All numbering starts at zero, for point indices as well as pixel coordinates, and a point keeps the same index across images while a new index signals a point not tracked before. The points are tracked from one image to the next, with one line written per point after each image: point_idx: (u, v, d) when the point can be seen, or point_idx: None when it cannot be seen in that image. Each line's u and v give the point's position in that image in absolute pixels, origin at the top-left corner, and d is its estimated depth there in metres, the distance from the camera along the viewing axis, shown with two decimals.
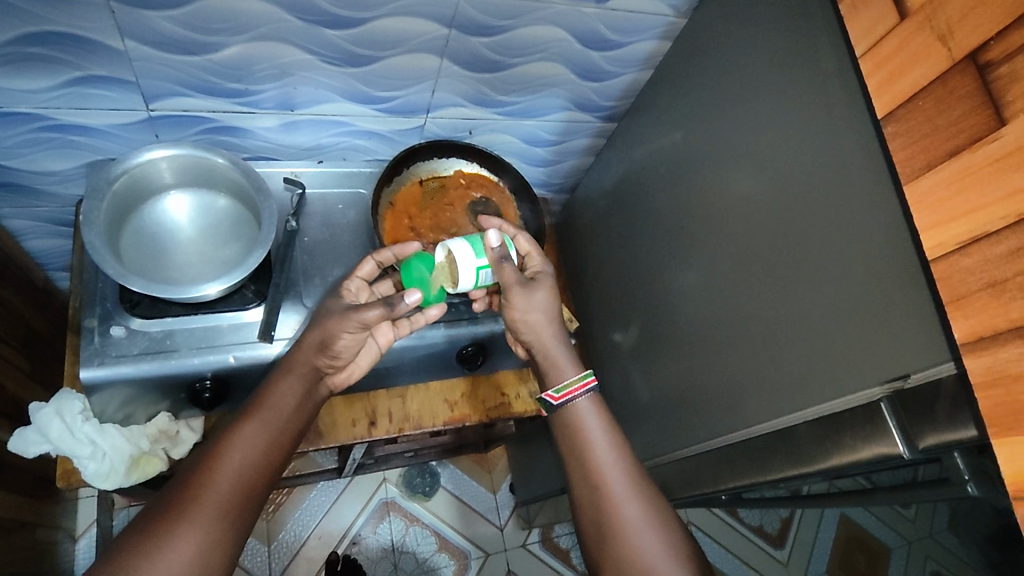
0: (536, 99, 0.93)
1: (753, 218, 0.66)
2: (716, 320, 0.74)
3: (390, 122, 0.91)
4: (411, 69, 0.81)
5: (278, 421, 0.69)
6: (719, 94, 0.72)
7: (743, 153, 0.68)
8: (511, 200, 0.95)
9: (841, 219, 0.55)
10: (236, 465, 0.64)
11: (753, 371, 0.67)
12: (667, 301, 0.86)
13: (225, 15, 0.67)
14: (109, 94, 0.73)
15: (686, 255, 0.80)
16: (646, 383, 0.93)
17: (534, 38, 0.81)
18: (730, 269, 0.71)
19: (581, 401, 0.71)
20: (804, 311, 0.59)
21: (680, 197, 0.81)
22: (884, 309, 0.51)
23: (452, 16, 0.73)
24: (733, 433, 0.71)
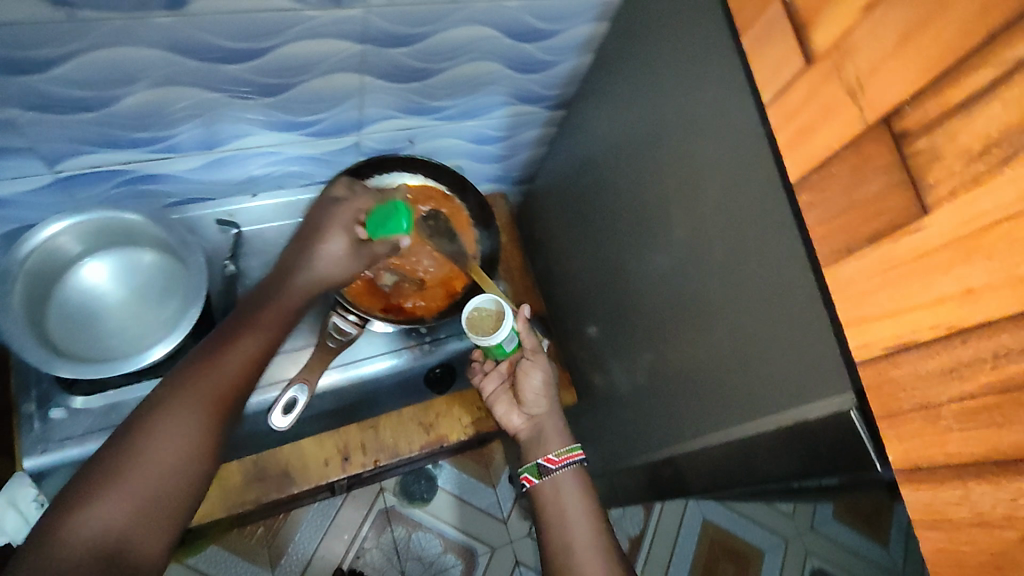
0: (474, 99, 0.88)
1: (687, 219, 0.62)
2: (672, 325, 0.70)
3: (321, 145, 0.84)
4: (330, 91, 0.75)
5: (246, 352, 0.60)
6: (655, 85, 0.66)
7: (680, 149, 0.62)
8: (461, 207, 0.90)
9: (770, 229, 0.49)
10: (197, 400, 0.55)
11: (707, 383, 0.63)
12: (631, 299, 0.82)
13: (110, 66, 0.61)
14: (7, 164, 0.67)
15: (643, 253, 0.76)
16: (621, 381, 0.89)
17: (457, 41, 0.75)
18: (680, 273, 0.65)
19: (567, 469, 0.73)
20: (738, 322, 0.55)
21: (631, 192, 0.76)
22: (804, 324, 0.47)
23: (363, 31, 0.67)
24: (695, 439, 0.68)
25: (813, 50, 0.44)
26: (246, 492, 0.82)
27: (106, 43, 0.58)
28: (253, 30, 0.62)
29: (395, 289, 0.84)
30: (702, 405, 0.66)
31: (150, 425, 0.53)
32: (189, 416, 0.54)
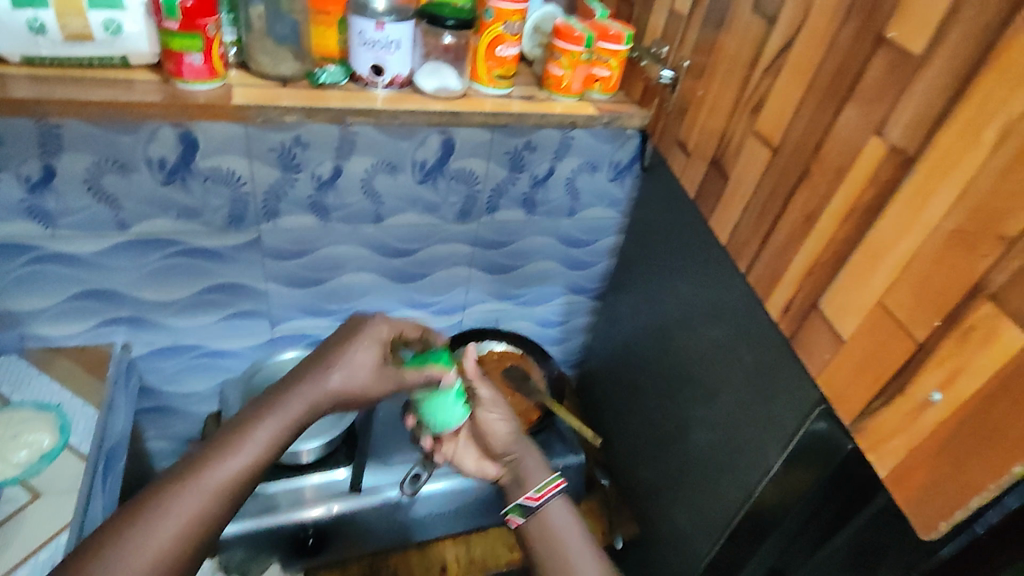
0: (540, 290, 1.26)
1: (702, 330, 0.92)
2: (708, 417, 0.93)
3: (438, 321, 1.22)
4: (449, 279, 1.16)
5: (204, 510, 0.62)
6: (673, 270, 1.00)
7: (689, 295, 0.96)
8: (535, 364, 1.21)
9: (751, 307, 0.81)
10: (152, 548, 0.58)
11: (742, 444, 0.85)
12: (681, 440, 1.01)
13: (329, 259, 1.03)
14: (247, 323, 1.06)
15: (675, 376, 1.02)
16: (682, 517, 1.01)
17: (531, 246, 1.17)
18: (722, 407, 0.89)
19: (552, 500, 0.80)
20: (748, 380, 0.82)
21: (661, 336, 1.06)
22: (784, 356, 0.75)
23: (474, 237, 1.11)
24: (745, 502, 0.84)
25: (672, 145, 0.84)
26: None
27: (330, 243, 1.01)
28: (414, 236, 1.06)
29: None
30: (751, 491, 0.83)
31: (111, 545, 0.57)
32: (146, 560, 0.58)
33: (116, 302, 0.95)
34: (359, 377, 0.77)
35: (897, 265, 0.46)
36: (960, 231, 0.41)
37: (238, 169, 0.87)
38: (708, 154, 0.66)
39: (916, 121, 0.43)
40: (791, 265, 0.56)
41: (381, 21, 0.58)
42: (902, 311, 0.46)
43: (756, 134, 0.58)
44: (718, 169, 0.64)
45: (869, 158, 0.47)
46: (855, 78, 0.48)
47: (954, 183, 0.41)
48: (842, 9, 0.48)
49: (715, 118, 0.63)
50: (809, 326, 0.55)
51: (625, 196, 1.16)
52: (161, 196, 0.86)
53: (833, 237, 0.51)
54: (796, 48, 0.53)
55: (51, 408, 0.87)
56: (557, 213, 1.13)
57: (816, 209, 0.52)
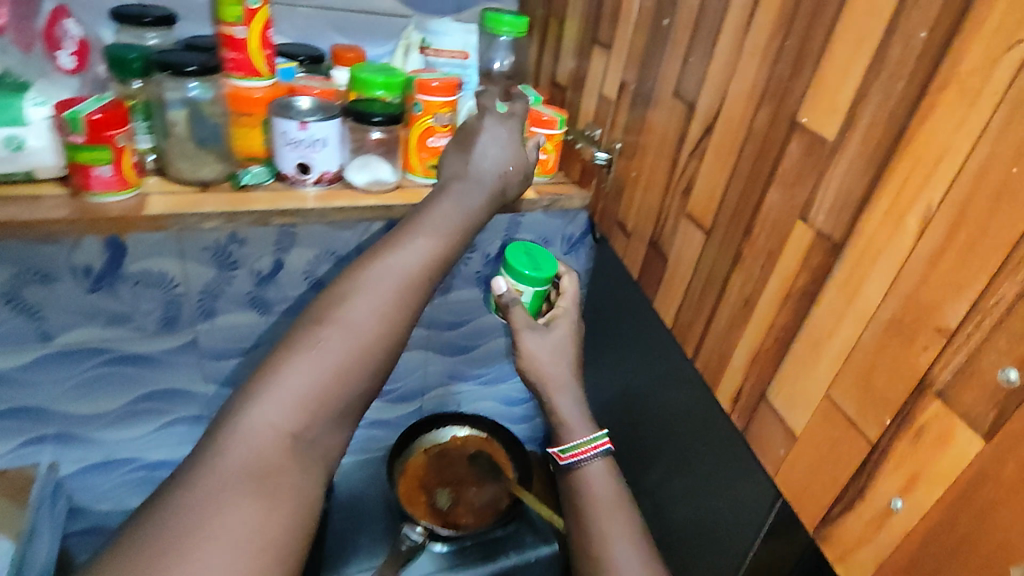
0: (502, 367, 1.22)
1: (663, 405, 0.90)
2: (682, 498, 0.88)
3: (398, 409, 1.17)
4: (406, 365, 1.12)
5: (378, 313, 0.53)
6: (629, 339, 0.96)
7: (642, 369, 0.94)
8: (500, 447, 1.15)
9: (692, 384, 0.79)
10: (274, 408, 0.47)
11: (718, 523, 0.80)
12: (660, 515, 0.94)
13: None
14: (187, 429, 0.99)
15: (642, 453, 0.98)
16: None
17: (488, 325, 1.14)
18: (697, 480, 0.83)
19: (595, 465, 0.69)
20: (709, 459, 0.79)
21: (620, 410, 1.03)
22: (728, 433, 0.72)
23: (429, 320, 1.08)
24: None
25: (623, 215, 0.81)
26: None
27: (274, 337, 0.96)
28: None
29: (449, 508, 1.04)
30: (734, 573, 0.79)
31: (252, 404, 0.47)
32: (264, 427, 0.46)
33: (43, 419, 0.88)
34: (386, 300, 0.53)
35: (839, 357, 0.42)
36: (897, 322, 0.38)
37: (171, 271, 0.83)
38: (646, 234, 0.65)
39: (837, 206, 0.42)
40: (736, 352, 0.52)
41: (304, 121, 0.58)
42: (850, 404, 0.42)
43: (687, 215, 0.57)
44: (657, 250, 0.63)
45: (796, 243, 0.45)
46: (773, 163, 0.47)
47: (886, 268, 0.39)
48: (755, 95, 0.48)
49: (651, 198, 0.63)
50: (761, 417, 0.51)
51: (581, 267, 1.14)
52: (90, 304, 0.81)
53: (772, 324, 0.48)
54: (715, 132, 0.53)
55: None
56: None
57: (752, 294, 0.50)
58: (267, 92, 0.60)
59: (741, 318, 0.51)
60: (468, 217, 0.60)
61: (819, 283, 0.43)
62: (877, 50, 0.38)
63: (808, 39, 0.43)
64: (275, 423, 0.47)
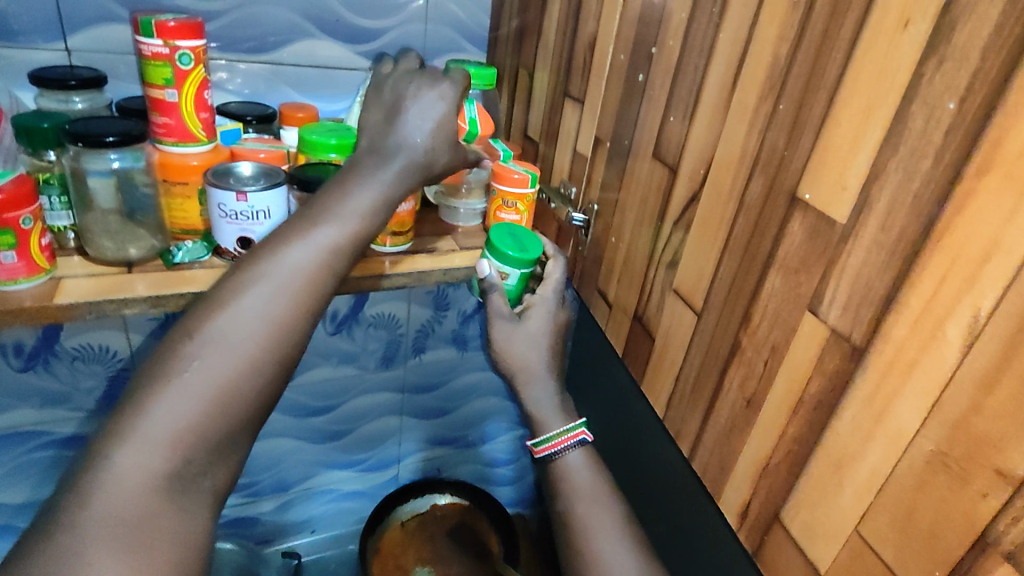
0: (484, 428, 1.14)
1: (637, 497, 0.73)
2: None
3: (370, 478, 1.08)
4: (379, 431, 1.04)
5: (294, 293, 0.42)
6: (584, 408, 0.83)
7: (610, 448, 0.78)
8: (483, 517, 1.06)
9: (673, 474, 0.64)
10: (172, 419, 0.36)
11: None
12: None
13: None
14: None
15: None
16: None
17: (468, 385, 1.07)
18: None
19: (573, 457, 0.55)
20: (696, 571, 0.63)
21: None
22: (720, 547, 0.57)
23: (403, 383, 1.01)
24: None
25: None
26: None
27: None
28: (333, 392, 0.95)
29: None
30: None
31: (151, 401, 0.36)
32: (156, 442, 0.35)
33: None
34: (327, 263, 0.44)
35: (869, 484, 0.37)
36: (941, 455, 0.33)
37: (113, 344, 0.76)
38: (630, 308, 0.59)
39: (853, 302, 0.36)
40: (740, 462, 0.47)
41: (243, 191, 0.53)
42: (888, 548, 0.36)
43: (675, 293, 0.52)
44: (643, 327, 0.57)
45: (806, 338, 0.40)
46: (771, 244, 0.41)
47: (921, 390, 0.33)
48: (745, 164, 0.43)
49: (632, 270, 0.58)
50: (774, 541, 0.44)
51: None
52: (24, 385, 0.74)
53: (783, 434, 0.42)
54: (701, 202, 0.48)
55: None
56: None
57: (755, 391, 0.44)
58: (204, 157, 0.56)
59: (744, 419, 0.45)
60: (407, 188, 0.50)
61: (839, 393, 0.38)
62: (893, 123, 0.34)
63: (806, 105, 0.38)
64: (171, 435, 0.36)
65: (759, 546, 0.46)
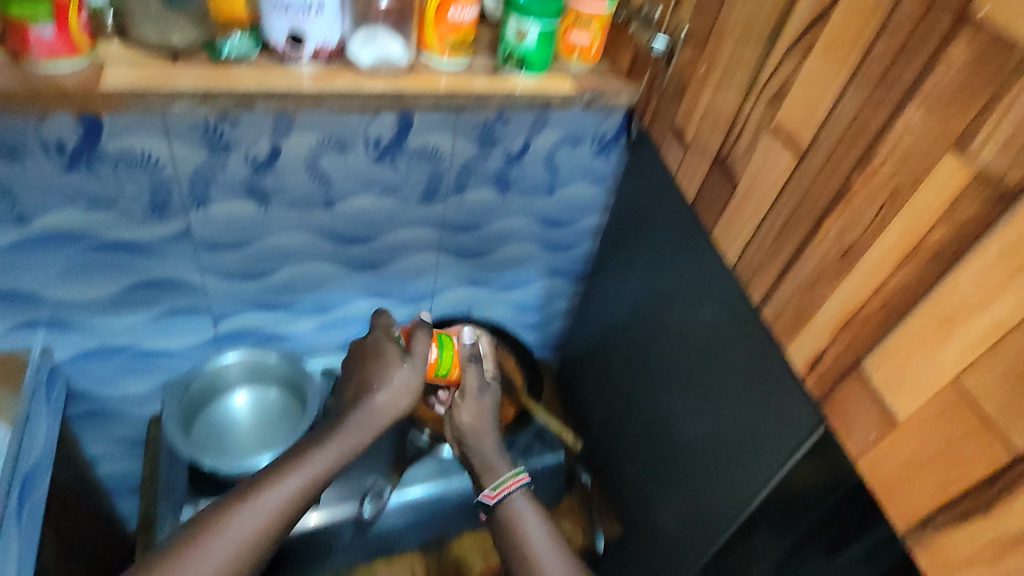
0: (516, 274, 1.15)
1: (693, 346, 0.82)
2: (704, 432, 0.84)
3: (403, 310, 1.12)
4: (415, 266, 1.05)
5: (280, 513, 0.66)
6: (650, 252, 0.91)
7: (668, 284, 0.87)
8: (511, 355, 1.10)
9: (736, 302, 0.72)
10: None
11: (737, 460, 0.78)
12: (661, 432, 0.96)
13: (276, 250, 0.91)
14: (187, 320, 0.94)
15: (665, 386, 0.92)
16: (668, 513, 0.96)
17: (506, 229, 1.06)
18: (711, 408, 0.80)
19: (515, 495, 0.76)
20: (741, 396, 0.74)
21: (649, 343, 0.95)
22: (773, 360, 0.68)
23: (441, 221, 0.99)
24: (743, 509, 0.78)
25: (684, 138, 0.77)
26: None
27: (274, 231, 0.89)
28: (372, 221, 0.94)
29: None
30: (750, 498, 0.76)
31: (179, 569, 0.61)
32: None
33: (32, 304, 0.83)
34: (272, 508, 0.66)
35: (981, 341, 0.44)
36: None
37: (157, 151, 0.74)
38: (710, 152, 0.72)
39: (1016, 141, 0.40)
40: (822, 312, 0.57)
41: None
42: (991, 403, 0.43)
43: (773, 130, 0.61)
44: (726, 175, 0.69)
45: (943, 178, 0.45)
46: (915, 76, 0.47)
47: None
48: None
49: (731, 97, 0.67)
50: (847, 387, 0.55)
51: (610, 170, 1.03)
52: (69, 184, 0.73)
53: (886, 283, 0.50)
54: (830, 27, 0.54)
55: None
56: (533, 192, 1.02)
57: (853, 240, 0.53)
58: None
59: (841, 263, 0.55)
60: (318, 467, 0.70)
61: (972, 239, 0.44)
62: None
63: None
64: None
65: (829, 391, 0.58)
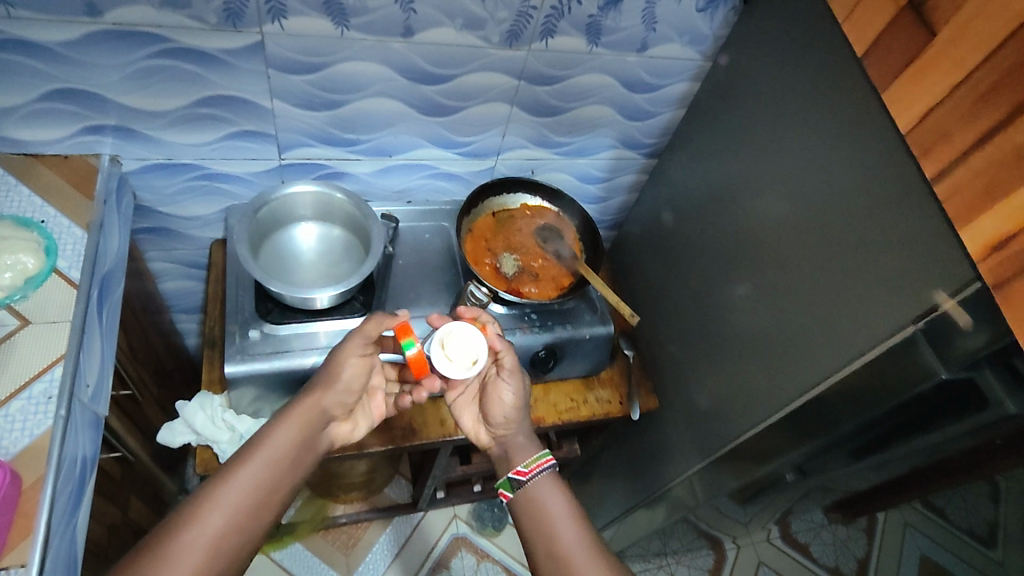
0: (588, 139, 1.09)
1: (783, 229, 0.79)
2: (770, 317, 0.83)
3: (468, 164, 1.07)
4: (487, 117, 0.99)
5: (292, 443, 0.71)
6: (754, 124, 0.85)
7: (771, 161, 0.81)
8: (571, 225, 1.08)
9: (860, 182, 0.68)
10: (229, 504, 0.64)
11: (808, 347, 0.77)
12: (712, 320, 0.95)
13: (347, 81, 0.86)
14: (253, 145, 0.92)
15: (733, 268, 0.90)
16: (704, 396, 0.99)
17: (588, 85, 0.98)
18: (790, 289, 0.79)
19: (540, 477, 0.77)
20: (835, 279, 0.71)
21: (726, 225, 0.91)
22: (891, 243, 0.65)
23: (521, 70, 0.92)
24: (806, 392, 0.77)
25: None
26: (374, 435, 0.97)
27: (348, 57, 0.83)
28: (450, 60, 0.87)
29: (516, 276, 1.01)
30: (815, 382, 0.76)
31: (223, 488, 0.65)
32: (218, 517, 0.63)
33: (101, 107, 0.81)
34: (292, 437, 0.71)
35: None
36: None
37: None
38: None
39: None
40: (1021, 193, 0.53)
41: None
42: None
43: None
44: (923, 23, 0.62)
45: None
46: None
47: None
48: None
49: None
50: None
51: (712, 32, 0.94)
52: None
53: None
54: None
55: (31, 225, 0.78)
56: (624, 47, 0.93)
57: None
58: None
59: None
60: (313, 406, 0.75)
61: None
62: None
63: None
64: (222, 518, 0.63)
65: (1005, 281, 0.54)
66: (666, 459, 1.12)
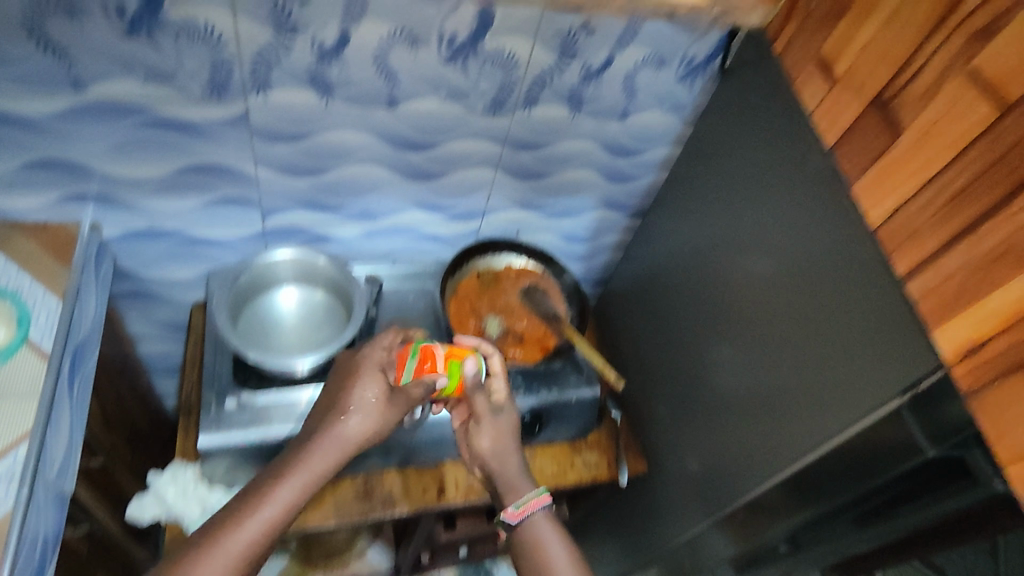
0: (571, 201, 1.10)
1: (764, 295, 0.79)
2: (754, 384, 0.82)
3: (452, 226, 1.08)
4: (471, 181, 1.00)
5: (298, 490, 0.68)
6: (732, 192, 0.86)
7: (749, 229, 0.82)
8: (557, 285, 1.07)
9: (838, 256, 0.68)
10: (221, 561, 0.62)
11: (792, 416, 0.75)
12: (699, 383, 0.94)
13: (331, 150, 0.87)
14: (234, 211, 0.91)
15: (717, 333, 0.89)
16: (691, 461, 0.97)
17: (571, 151, 1.00)
18: (773, 356, 0.78)
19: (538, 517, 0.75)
20: (816, 350, 0.71)
21: (709, 290, 0.91)
22: (870, 317, 0.64)
23: (504, 137, 0.94)
24: (792, 465, 0.75)
25: (832, 74, 0.71)
26: (353, 506, 0.94)
27: (332, 127, 0.84)
28: (435, 128, 0.89)
29: (499, 339, 1.01)
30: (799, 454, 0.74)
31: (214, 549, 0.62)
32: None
33: (83, 175, 0.80)
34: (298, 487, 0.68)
35: None
36: None
37: (220, 26, 0.69)
38: (870, 91, 0.66)
39: None
40: (993, 297, 0.54)
41: None
42: None
43: (970, 73, 0.56)
44: (891, 114, 0.64)
45: None
46: None
47: None
48: None
49: None
50: (1008, 389, 0.53)
51: (690, 101, 0.96)
52: (129, 52, 0.69)
53: None
54: None
55: (5, 294, 0.76)
56: (606, 115, 0.95)
57: None
58: None
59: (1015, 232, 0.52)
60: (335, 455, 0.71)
61: None
62: None
63: None
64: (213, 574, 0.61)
65: (980, 388, 0.56)
66: (656, 524, 1.09)
